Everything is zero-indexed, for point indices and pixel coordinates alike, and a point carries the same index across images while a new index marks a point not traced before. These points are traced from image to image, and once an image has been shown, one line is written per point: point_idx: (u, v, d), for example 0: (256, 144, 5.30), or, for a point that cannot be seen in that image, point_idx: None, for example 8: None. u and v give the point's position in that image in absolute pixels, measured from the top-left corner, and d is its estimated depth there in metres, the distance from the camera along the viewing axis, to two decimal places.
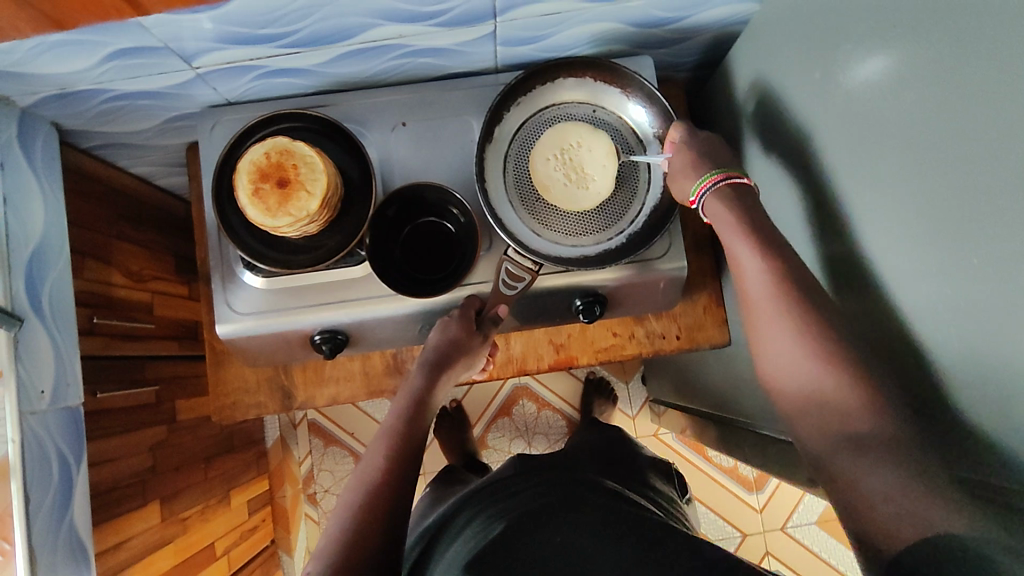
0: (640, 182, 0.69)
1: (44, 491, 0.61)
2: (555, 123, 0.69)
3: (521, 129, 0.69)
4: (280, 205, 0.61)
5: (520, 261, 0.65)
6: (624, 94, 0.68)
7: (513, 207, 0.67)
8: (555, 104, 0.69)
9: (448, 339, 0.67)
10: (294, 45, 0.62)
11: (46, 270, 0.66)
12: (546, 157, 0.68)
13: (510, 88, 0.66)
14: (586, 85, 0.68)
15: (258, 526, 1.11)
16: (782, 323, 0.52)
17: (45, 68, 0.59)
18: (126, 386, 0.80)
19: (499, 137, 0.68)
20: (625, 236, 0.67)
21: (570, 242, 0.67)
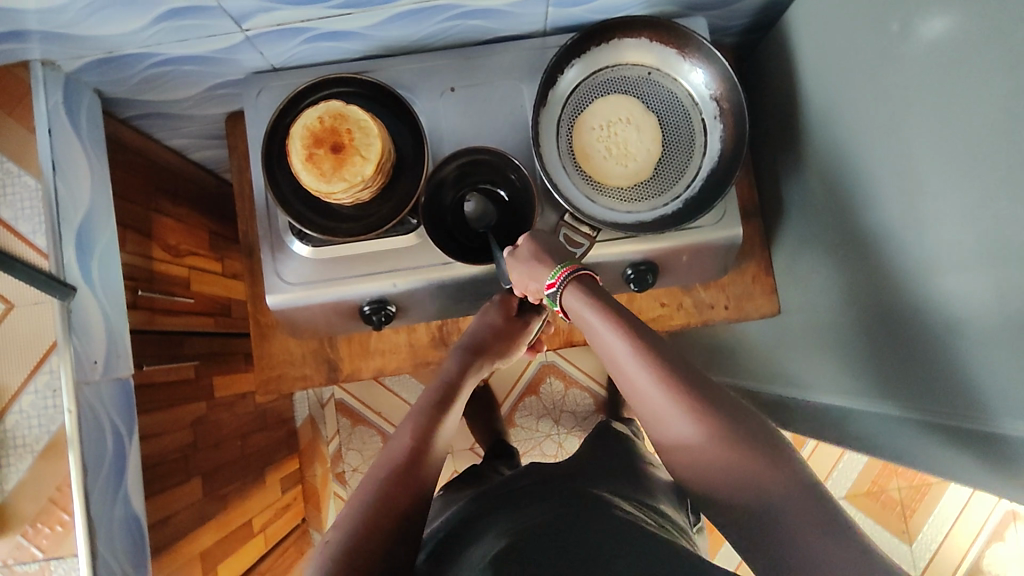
0: (695, 146, 0.68)
1: (100, 463, 0.60)
2: (608, 87, 0.68)
3: (574, 93, 0.68)
4: (334, 170, 0.60)
5: (576, 228, 0.67)
6: (681, 56, 0.66)
7: (567, 173, 0.66)
8: (609, 67, 0.68)
9: (491, 323, 0.70)
10: (346, 5, 0.60)
11: (95, 239, 0.64)
12: (597, 123, 0.67)
13: (566, 49, 0.65)
14: (642, 46, 0.67)
15: (290, 504, 1.10)
16: (668, 400, 0.47)
17: (94, 30, 0.57)
18: (168, 360, 0.79)
19: (552, 102, 0.67)
20: (681, 202, 0.67)
21: (625, 208, 0.67)
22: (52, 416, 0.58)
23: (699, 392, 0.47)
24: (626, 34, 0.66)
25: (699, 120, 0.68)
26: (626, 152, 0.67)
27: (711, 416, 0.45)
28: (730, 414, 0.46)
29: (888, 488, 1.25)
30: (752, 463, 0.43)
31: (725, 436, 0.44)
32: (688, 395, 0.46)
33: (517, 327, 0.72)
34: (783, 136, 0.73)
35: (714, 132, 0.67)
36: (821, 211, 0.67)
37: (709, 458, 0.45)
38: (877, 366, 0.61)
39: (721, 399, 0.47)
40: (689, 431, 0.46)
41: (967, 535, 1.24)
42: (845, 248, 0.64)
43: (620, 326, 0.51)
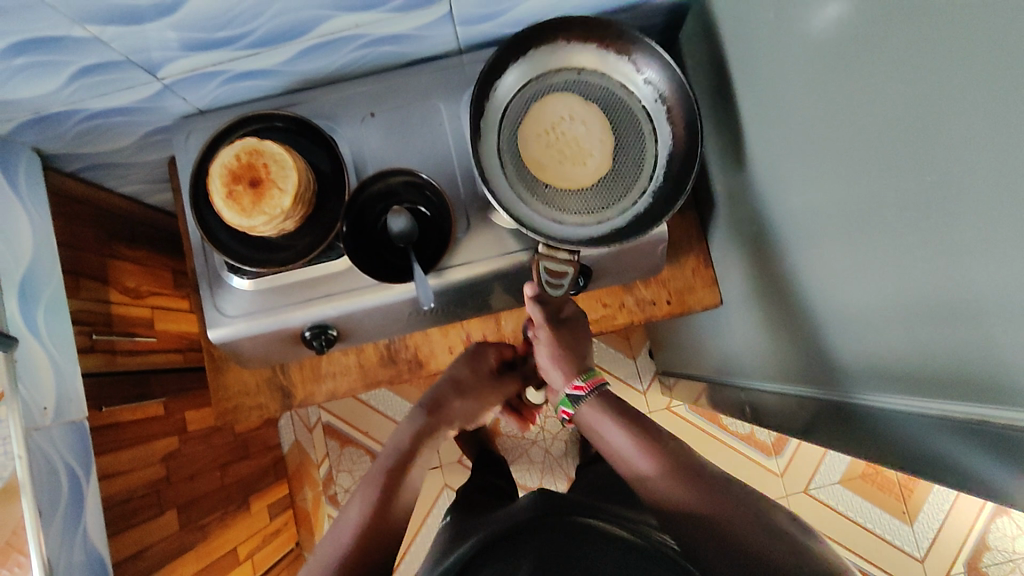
0: (645, 135, 0.66)
1: (55, 503, 0.63)
2: (537, 99, 0.66)
3: (508, 112, 0.66)
4: (254, 204, 0.62)
5: (555, 256, 0.65)
6: (603, 49, 0.65)
7: (525, 201, 0.64)
8: (533, 79, 0.66)
9: (458, 374, 0.75)
10: (254, 45, 0.62)
11: (39, 291, 0.68)
12: (542, 140, 0.66)
13: (484, 74, 0.64)
14: (560, 50, 0.66)
15: (281, 529, 1.13)
16: (683, 485, 0.56)
17: (17, 93, 0.60)
18: (133, 399, 0.82)
19: (487, 129, 0.65)
20: (650, 195, 0.66)
21: (595, 218, 0.65)
22: (4, 463, 0.60)
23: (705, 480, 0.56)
24: (543, 41, 0.65)
25: (640, 109, 0.66)
26: (577, 159, 0.66)
27: (718, 499, 0.54)
28: (719, 493, 0.54)
29: (885, 469, 1.23)
30: (743, 525, 0.51)
31: (736, 516, 0.52)
32: (705, 489, 0.55)
33: (483, 380, 0.77)
34: (708, 128, 0.73)
35: (659, 117, 0.66)
36: (748, 200, 0.68)
37: (734, 533, 0.50)
38: (813, 348, 0.61)
39: (715, 482, 0.56)
40: (700, 508, 0.53)
41: (972, 511, 1.21)
42: (772, 234, 0.64)
43: (635, 434, 0.63)
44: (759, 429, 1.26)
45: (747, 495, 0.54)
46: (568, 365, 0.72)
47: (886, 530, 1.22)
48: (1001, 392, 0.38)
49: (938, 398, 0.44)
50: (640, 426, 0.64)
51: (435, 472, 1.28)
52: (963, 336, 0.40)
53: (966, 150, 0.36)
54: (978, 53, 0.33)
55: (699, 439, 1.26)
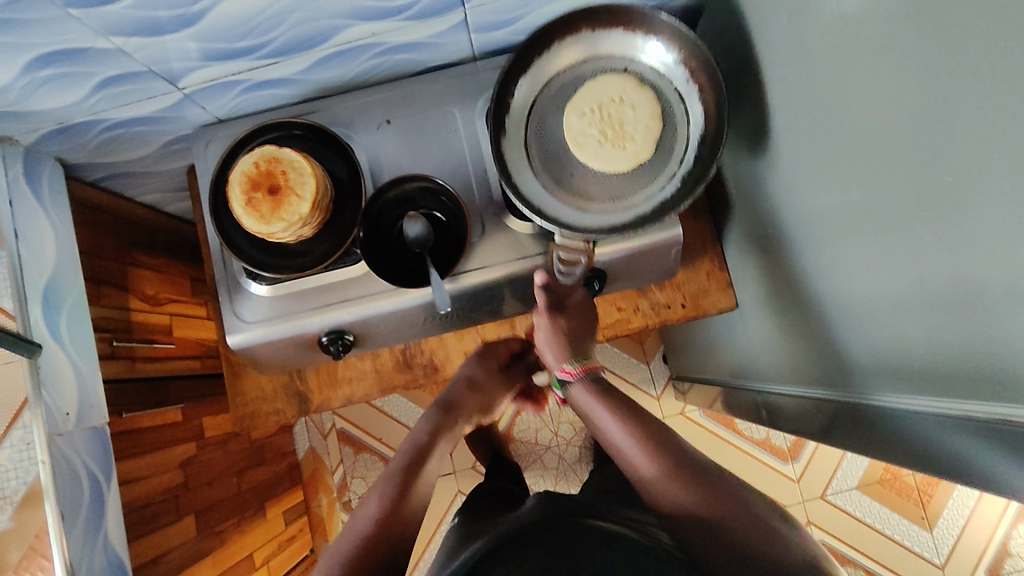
0: (679, 117, 0.66)
1: (78, 507, 0.64)
2: (566, 91, 0.67)
3: (539, 103, 0.68)
4: (272, 211, 0.63)
5: (570, 246, 0.67)
6: (629, 32, 0.65)
7: (552, 192, 0.66)
8: (559, 71, 0.67)
9: (472, 371, 0.77)
10: (272, 55, 0.63)
11: (62, 298, 0.69)
12: (586, 118, 0.65)
13: (504, 71, 0.65)
14: (585, 39, 0.66)
15: (296, 535, 1.13)
16: (677, 479, 0.55)
17: (41, 104, 0.62)
18: (152, 405, 0.82)
19: (513, 125, 0.67)
20: (678, 180, 0.65)
21: (620, 205, 0.66)
22: (28, 468, 0.62)
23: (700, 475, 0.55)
24: (568, 32, 0.66)
25: (674, 92, 0.66)
26: (620, 136, 0.65)
27: (716, 496, 0.53)
28: (713, 485, 0.54)
29: (902, 474, 1.22)
30: (738, 518, 0.51)
31: (733, 514, 0.52)
32: (701, 484, 0.54)
33: (496, 377, 0.79)
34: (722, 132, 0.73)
35: (693, 99, 0.65)
36: (762, 202, 0.68)
37: (733, 534, 0.50)
38: (830, 351, 0.61)
39: (706, 474, 0.56)
40: (697, 508, 0.53)
41: (992, 517, 1.20)
42: (787, 236, 0.64)
43: (627, 427, 0.61)
44: (775, 434, 1.25)
45: (737, 491, 0.54)
46: (562, 348, 0.70)
47: (905, 536, 1.21)
48: (1010, 390, 0.38)
49: (950, 397, 0.44)
50: (632, 414, 0.62)
51: (449, 478, 1.28)
52: (976, 336, 0.40)
53: (985, 149, 0.36)
54: (996, 51, 0.34)
55: (714, 444, 1.26)
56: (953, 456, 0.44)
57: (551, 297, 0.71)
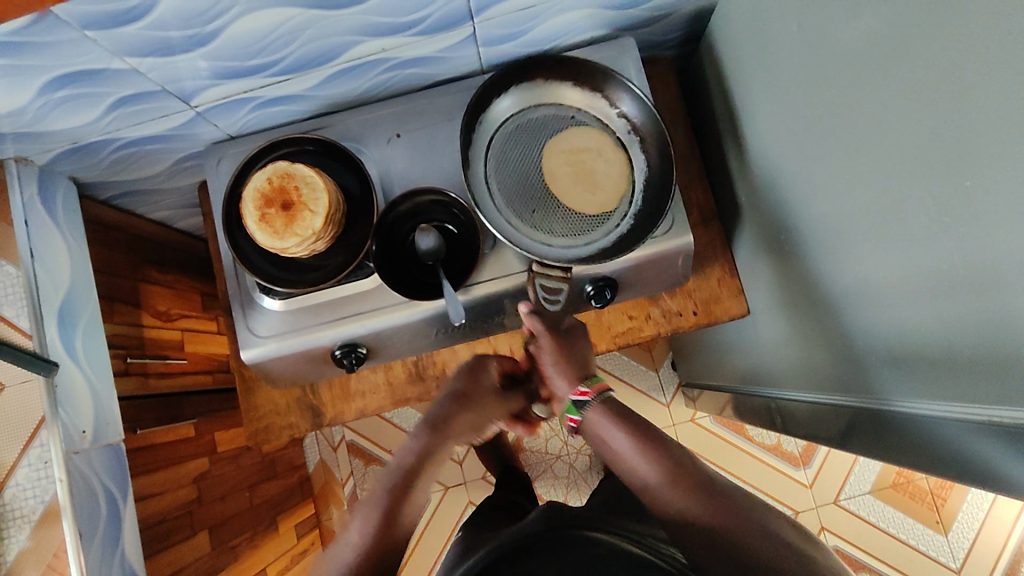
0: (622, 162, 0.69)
1: (96, 525, 0.64)
2: (519, 133, 0.69)
3: (494, 143, 0.69)
4: (286, 226, 0.63)
5: (549, 274, 0.67)
6: (577, 86, 0.69)
7: (514, 226, 0.67)
8: (514, 116, 0.69)
9: (461, 388, 0.72)
10: (284, 72, 0.64)
11: (77, 316, 0.69)
12: (564, 163, 0.68)
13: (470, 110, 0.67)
14: (535, 88, 0.69)
15: (308, 549, 1.13)
16: (689, 503, 0.53)
17: (56, 124, 0.62)
18: (165, 421, 0.83)
19: (474, 161, 0.68)
20: (632, 217, 0.67)
21: (582, 241, 0.67)
22: (45, 487, 0.62)
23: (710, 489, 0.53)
24: (522, 80, 0.69)
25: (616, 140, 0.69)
26: (592, 183, 0.68)
27: (721, 505, 0.52)
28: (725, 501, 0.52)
29: (915, 478, 1.22)
30: (752, 535, 0.49)
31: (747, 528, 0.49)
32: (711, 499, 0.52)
33: (487, 393, 0.74)
34: (731, 139, 0.74)
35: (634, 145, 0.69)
36: (773, 209, 0.68)
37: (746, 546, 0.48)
38: (843, 357, 0.61)
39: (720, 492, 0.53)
40: (707, 519, 0.51)
41: (1007, 520, 1.20)
42: (799, 243, 0.65)
43: (636, 444, 0.59)
44: (787, 439, 1.25)
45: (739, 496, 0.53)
46: (568, 369, 0.67)
47: (920, 540, 1.20)
48: None
49: (969, 401, 0.44)
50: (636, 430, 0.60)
51: (460, 489, 1.28)
52: (991, 342, 0.40)
53: (999, 156, 0.36)
54: (1012, 58, 0.34)
55: (725, 450, 1.26)
56: (973, 462, 0.44)
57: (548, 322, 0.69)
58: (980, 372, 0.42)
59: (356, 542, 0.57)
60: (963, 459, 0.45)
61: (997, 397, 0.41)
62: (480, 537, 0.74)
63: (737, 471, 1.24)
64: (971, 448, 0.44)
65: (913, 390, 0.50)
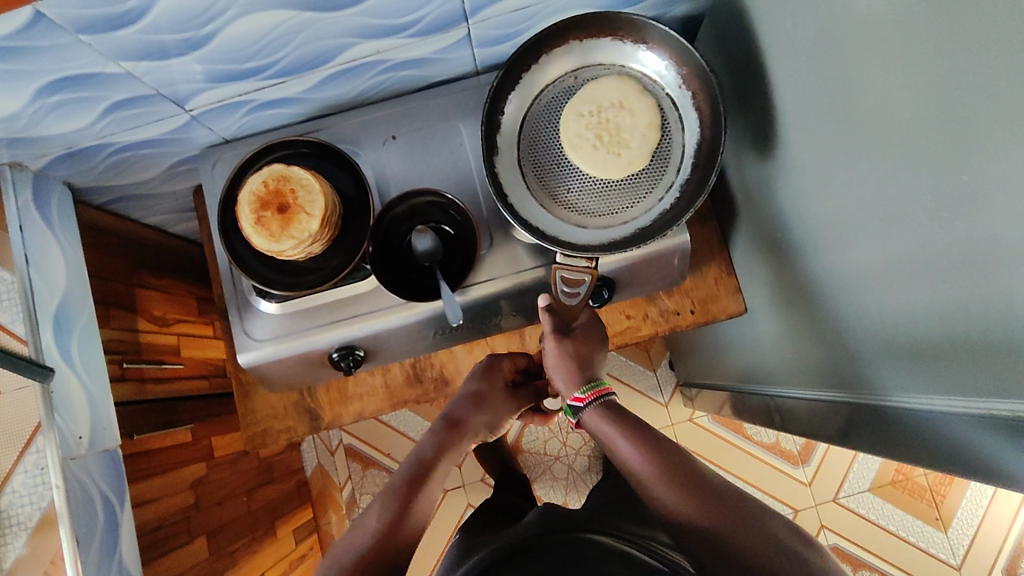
0: (672, 123, 0.67)
1: (93, 531, 0.64)
2: (554, 105, 0.68)
3: (527, 118, 0.68)
4: (282, 229, 0.63)
5: (574, 266, 0.65)
6: (618, 41, 0.66)
7: (548, 207, 0.67)
8: (546, 86, 0.68)
9: (478, 389, 0.73)
10: (279, 74, 0.64)
11: (72, 322, 0.69)
12: (586, 125, 0.66)
13: (497, 84, 0.66)
14: (570, 53, 0.67)
15: (306, 554, 1.12)
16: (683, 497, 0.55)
17: (50, 129, 0.62)
18: (161, 426, 0.82)
19: (503, 142, 0.68)
20: (678, 187, 0.66)
21: (619, 218, 0.66)
22: (42, 493, 0.62)
23: (697, 481, 0.56)
24: (551, 50, 0.67)
25: (667, 100, 0.67)
26: (618, 142, 0.66)
27: (712, 502, 0.54)
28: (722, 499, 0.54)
29: (914, 475, 1.22)
30: (745, 533, 0.51)
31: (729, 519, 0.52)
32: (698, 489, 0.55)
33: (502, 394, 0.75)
34: (725, 138, 0.74)
35: (686, 103, 0.66)
36: (768, 208, 0.68)
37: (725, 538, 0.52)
38: (841, 354, 0.61)
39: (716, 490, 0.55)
40: (689, 512, 0.54)
41: (1006, 515, 1.20)
42: (795, 240, 0.65)
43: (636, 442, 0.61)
44: (785, 438, 1.25)
45: (730, 493, 0.55)
46: (571, 374, 0.69)
47: (919, 537, 1.20)
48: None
49: (969, 395, 0.44)
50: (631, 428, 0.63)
51: (458, 491, 1.28)
52: (989, 336, 0.40)
53: (995, 150, 0.36)
54: (1005, 52, 0.34)
55: (723, 450, 1.26)
56: (973, 455, 0.45)
57: (560, 323, 0.70)
58: (978, 365, 0.42)
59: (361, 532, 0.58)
60: (965, 452, 0.45)
61: (996, 389, 0.41)
62: (480, 538, 0.74)
63: (736, 470, 1.25)
64: (973, 442, 0.44)
65: (911, 387, 0.51)
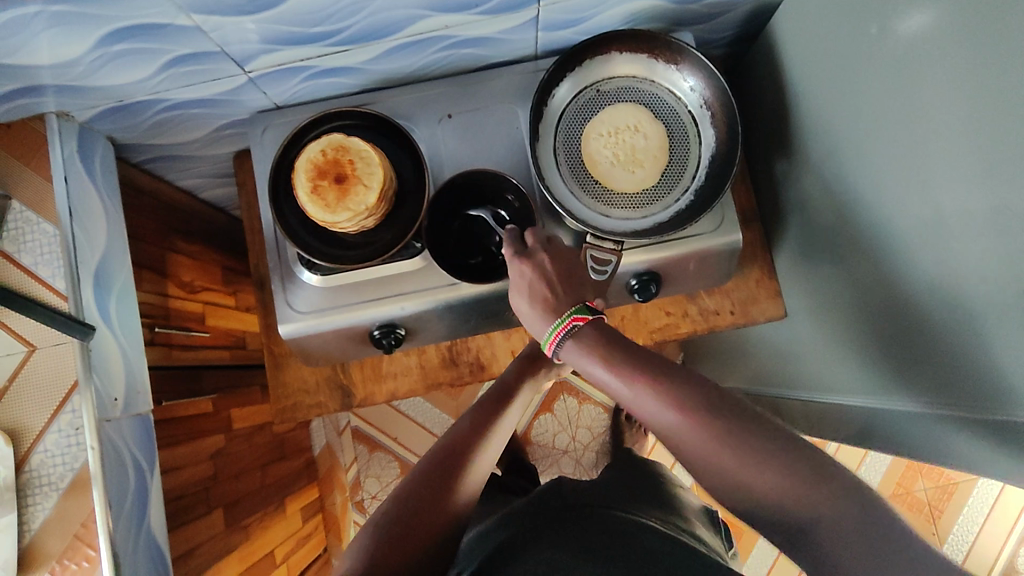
0: (690, 139, 0.68)
1: (124, 497, 0.62)
2: (594, 104, 0.69)
3: (565, 114, 0.69)
4: (338, 200, 0.62)
5: (601, 244, 0.64)
6: (653, 58, 0.67)
7: (577, 196, 0.67)
8: (591, 84, 0.69)
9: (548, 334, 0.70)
10: (343, 42, 0.63)
11: (111, 280, 0.67)
12: (604, 143, 0.68)
13: (549, 74, 0.66)
14: (615, 60, 0.68)
15: (314, 532, 1.11)
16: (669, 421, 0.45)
17: (105, 80, 0.60)
18: (185, 394, 0.80)
19: (544, 132, 0.68)
20: (692, 194, 0.67)
21: (640, 214, 0.67)
22: (76, 454, 0.60)
23: (756, 433, 0.43)
24: (597, 52, 0.67)
25: (688, 115, 0.68)
26: (633, 162, 0.67)
27: (748, 453, 0.42)
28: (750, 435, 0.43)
29: (914, 489, 1.24)
30: (777, 475, 0.41)
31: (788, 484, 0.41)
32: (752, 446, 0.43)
33: None
34: (779, 141, 0.74)
35: (705, 120, 0.68)
36: (819, 213, 0.68)
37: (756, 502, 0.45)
38: (886, 363, 0.61)
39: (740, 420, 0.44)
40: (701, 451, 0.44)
41: (1000, 535, 1.22)
42: (845, 247, 0.65)
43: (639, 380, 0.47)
44: None
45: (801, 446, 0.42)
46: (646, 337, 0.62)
47: None
48: None
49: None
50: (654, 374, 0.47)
51: None
52: None
53: None
54: None
55: None
56: None
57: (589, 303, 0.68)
58: None
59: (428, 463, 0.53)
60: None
61: None
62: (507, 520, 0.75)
63: None
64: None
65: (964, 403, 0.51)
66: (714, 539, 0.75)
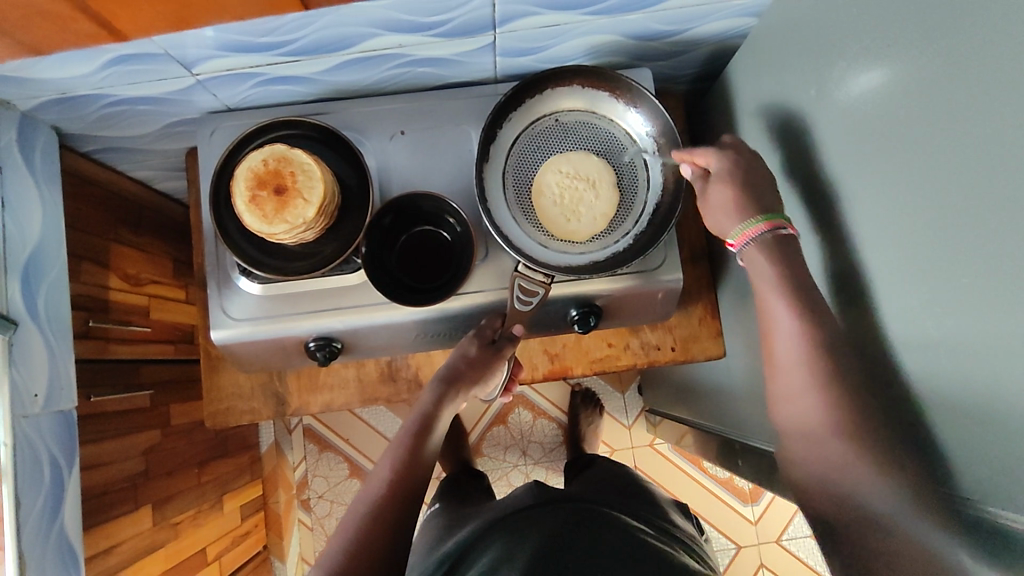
0: (639, 181, 0.68)
1: (36, 495, 0.62)
2: (547, 135, 0.69)
3: (517, 142, 0.68)
4: (276, 212, 0.61)
5: (531, 276, 0.65)
6: (614, 98, 0.67)
7: (519, 223, 0.67)
8: (548, 114, 0.69)
9: (462, 356, 0.69)
10: (295, 53, 0.62)
11: (43, 274, 0.66)
12: (551, 172, 0.67)
13: (505, 100, 0.66)
14: (576, 93, 0.68)
15: (249, 531, 1.10)
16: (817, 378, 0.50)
17: (45, 73, 0.59)
18: (120, 389, 0.79)
19: (495, 156, 0.68)
20: (631, 238, 0.68)
21: (577, 249, 0.67)
22: None
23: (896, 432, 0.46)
24: (559, 83, 0.67)
25: (639, 156, 0.69)
26: (578, 196, 0.67)
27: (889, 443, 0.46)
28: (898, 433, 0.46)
29: None
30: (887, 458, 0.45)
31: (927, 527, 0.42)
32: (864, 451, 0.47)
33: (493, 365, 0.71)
34: None
35: (655, 164, 0.68)
36: None
37: (823, 509, 0.48)
38: None
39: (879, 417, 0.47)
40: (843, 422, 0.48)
41: None
42: None
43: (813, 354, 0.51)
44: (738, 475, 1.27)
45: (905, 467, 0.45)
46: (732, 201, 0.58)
47: None
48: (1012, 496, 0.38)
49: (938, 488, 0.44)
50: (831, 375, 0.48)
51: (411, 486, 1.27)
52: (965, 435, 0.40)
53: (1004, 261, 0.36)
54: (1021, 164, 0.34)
55: (678, 479, 1.27)
56: None
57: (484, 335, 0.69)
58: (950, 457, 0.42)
59: (348, 520, 0.57)
60: None
61: (969, 486, 0.41)
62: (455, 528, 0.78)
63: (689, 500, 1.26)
64: None
65: None
66: (688, 525, 0.80)
